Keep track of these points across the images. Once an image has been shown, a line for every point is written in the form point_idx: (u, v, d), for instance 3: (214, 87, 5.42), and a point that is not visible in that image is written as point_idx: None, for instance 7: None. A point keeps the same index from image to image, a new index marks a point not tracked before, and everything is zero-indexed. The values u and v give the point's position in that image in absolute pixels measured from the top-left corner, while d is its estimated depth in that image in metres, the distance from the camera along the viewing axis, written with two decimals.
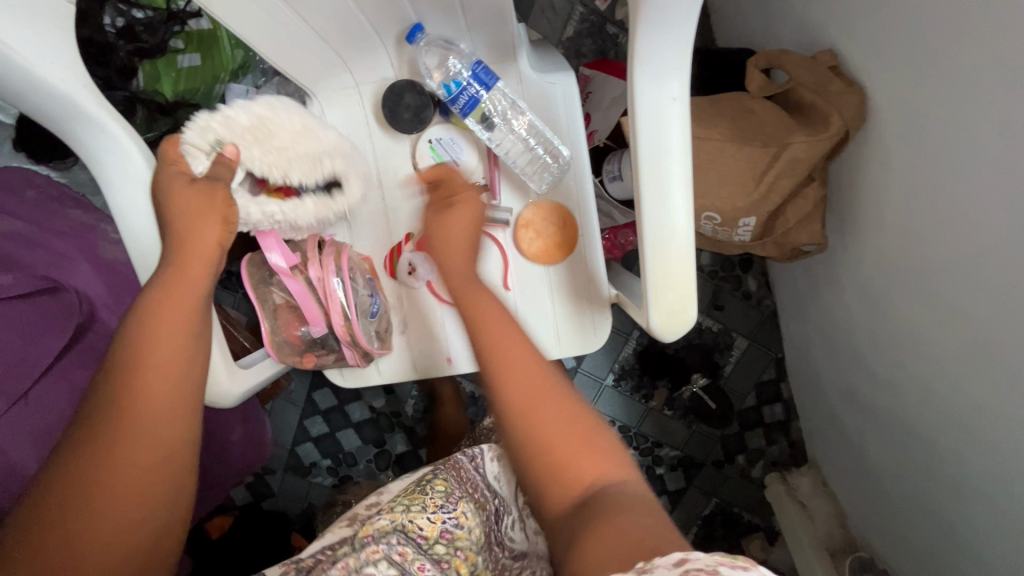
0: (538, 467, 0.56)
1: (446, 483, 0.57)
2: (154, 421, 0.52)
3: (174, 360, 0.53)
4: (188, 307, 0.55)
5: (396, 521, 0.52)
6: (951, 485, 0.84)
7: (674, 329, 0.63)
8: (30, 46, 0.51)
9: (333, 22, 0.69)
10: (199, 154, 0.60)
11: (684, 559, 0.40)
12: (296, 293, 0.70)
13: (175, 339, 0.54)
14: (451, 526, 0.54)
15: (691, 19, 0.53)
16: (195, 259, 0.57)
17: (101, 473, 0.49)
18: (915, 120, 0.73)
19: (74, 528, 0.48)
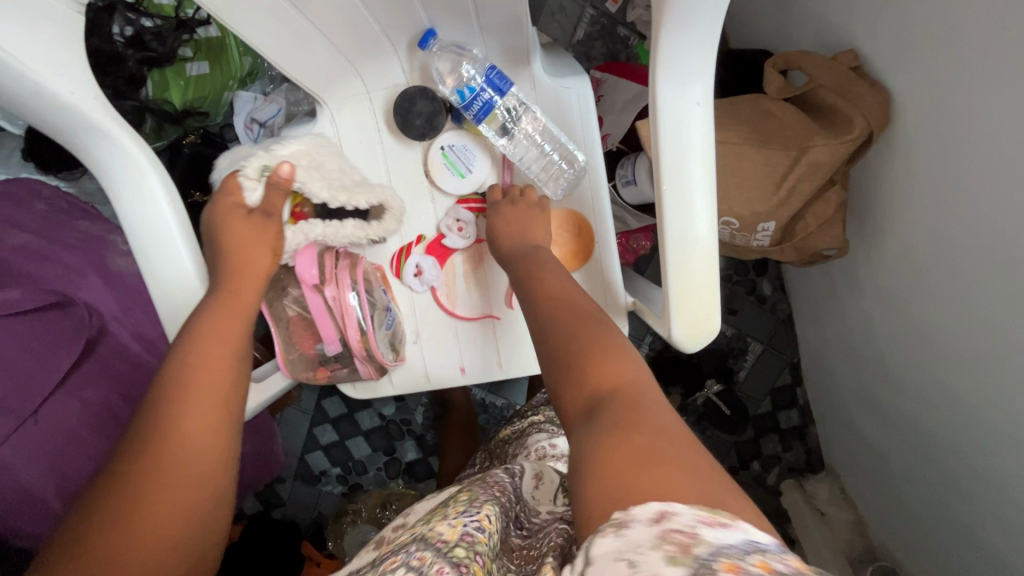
0: (574, 383, 0.51)
1: (471, 493, 0.54)
2: (202, 420, 0.51)
3: (224, 354, 0.55)
4: (238, 312, 0.58)
5: (416, 534, 0.49)
6: (977, 496, 0.81)
7: (697, 339, 0.61)
8: (38, 59, 0.49)
9: (345, 28, 0.68)
10: (252, 182, 0.64)
11: (665, 512, 0.33)
12: (313, 311, 0.69)
13: (225, 335, 0.56)
14: (472, 529, 0.49)
15: (716, 23, 0.51)
16: (239, 292, 0.60)
17: (129, 497, 0.45)
18: (940, 121, 0.71)
19: (122, 517, 0.44)
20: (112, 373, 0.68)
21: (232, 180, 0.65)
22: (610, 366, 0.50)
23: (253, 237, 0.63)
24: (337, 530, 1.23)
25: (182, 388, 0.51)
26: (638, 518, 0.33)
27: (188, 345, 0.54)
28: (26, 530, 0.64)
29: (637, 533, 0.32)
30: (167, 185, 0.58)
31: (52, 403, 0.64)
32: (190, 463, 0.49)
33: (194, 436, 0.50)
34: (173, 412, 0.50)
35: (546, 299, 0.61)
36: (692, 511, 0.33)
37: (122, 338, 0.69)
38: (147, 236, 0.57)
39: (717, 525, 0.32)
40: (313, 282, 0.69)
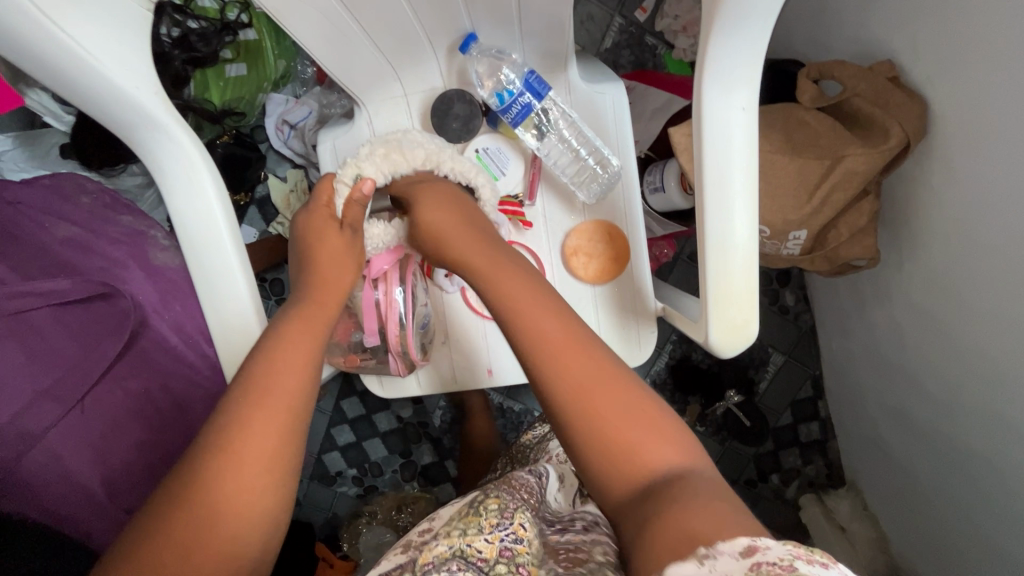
0: (598, 452, 0.49)
1: (499, 500, 0.51)
2: (272, 432, 0.50)
3: (299, 362, 0.54)
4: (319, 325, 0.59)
5: (454, 546, 0.48)
6: (1011, 516, 0.80)
7: (733, 345, 0.60)
8: (102, 52, 0.51)
9: (390, 29, 0.69)
10: (343, 187, 0.68)
11: (755, 547, 0.36)
12: (363, 304, 0.72)
13: (303, 346, 0.55)
14: (509, 542, 0.48)
15: (764, 29, 0.52)
16: (313, 319, 0.59)
17: (181, 547, 0.45)
18: (980, 131, 0.70)
19: (198, 523, 0.46)
20: (151, 365, 0.68)
21: (328, 188, 0.70)
22: (638, 425, 0.50)
23: (342, 258, 0.66)
24: (353, 531, 1.22)
25: (241, 433, 0.49)
26: (727, 553, 0.37)
27: (256, 384, 0.51)
28: (72, 520, 0.64)
29: (725, 564, 0.36)
30: (217, 180, 0.59)
31: (96, 392, 0.65)
32: (241, 517, 0.47)
33: (247, 491, 0.48)
34: (233, 450, 0.48)
35: (531, 346, 0.54)
36: (784, 544, 0.35)
37: (161, 330, 0.68)
38: (197, 229, 0.58)
39: (813, 561, 0.34)
40: (376, 274, 0.72)
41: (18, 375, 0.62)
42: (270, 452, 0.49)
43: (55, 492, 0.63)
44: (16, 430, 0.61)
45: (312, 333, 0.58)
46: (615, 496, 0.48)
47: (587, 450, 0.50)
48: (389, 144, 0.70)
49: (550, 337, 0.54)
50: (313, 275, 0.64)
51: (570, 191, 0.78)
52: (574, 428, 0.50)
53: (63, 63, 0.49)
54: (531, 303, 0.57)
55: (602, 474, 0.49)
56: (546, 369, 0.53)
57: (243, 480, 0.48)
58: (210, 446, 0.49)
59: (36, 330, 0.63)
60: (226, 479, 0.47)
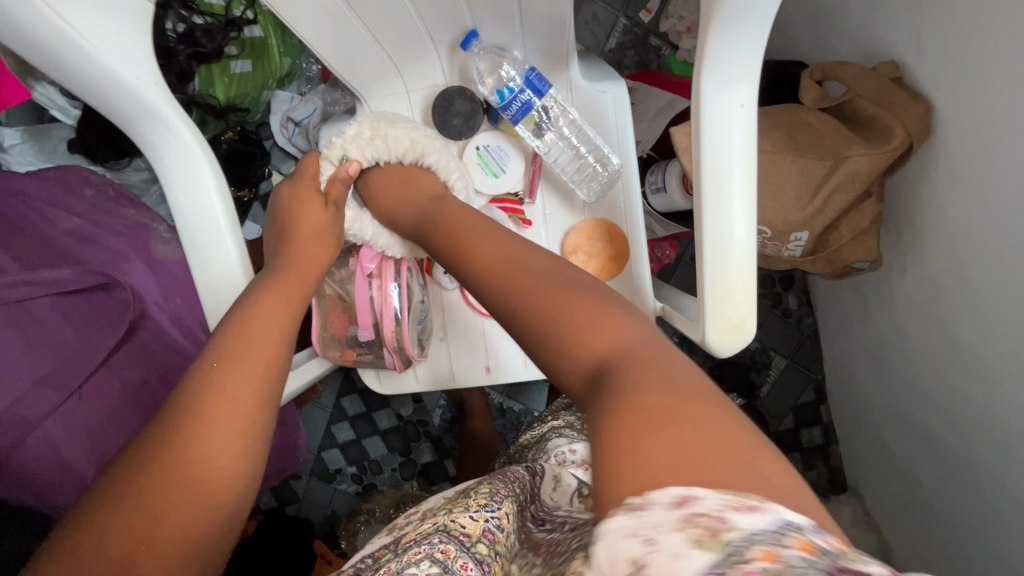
0: (547, 342, 0.49)
1: (490, 486, 0.53)
2: (244, 394, 0.50)
3: (275, 326, 0.56)
4: (296, 293, 0.61)
5: (438, 523, 0.48)
6: (1012, 524, 0.79)
7: (729, 343, 0.60)
8: (105, 44, 0.52)
9: (391, 25, 0.70)
10: (328, 165, 0.71)
11: (688, 496, 0.31)
12: (357, 297, 0.73)
13: (279, 312, 0.57)
14: (493, 524, 0.48)
15: (764, 24, 0.52)
16: (288, 285, 0.61)
17: (147, 514, 0.44)
18: (983, 133, 0.70)
19: (170, 480, 0.45)
20: (150, 356, 0.69)
21: (314, 161, 0.72)
22: (591, 313, 0.48)
23: (321, 231, 0.68)
24: (351, 529, 1.22)
25: (214, 398, 0.49)
26: (658, 503, 0.31)
27: (230, 350, 0.52)
28: (63, 505, 0.64)
29: (657, 515, 0.31)
30: (217, 173, 0.60)
31: (94, 381, 0.66)
32: (212, 484, 0.47)
33: (219, 451, 0.48)
34: (209, 409, 0.48)
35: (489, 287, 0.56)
36: (717, 494, 0.31)
37: (162, 322, 0.69)
38: (195, 221, 0.59)
39: (747, 509, 0.30)
40: (368, 270, 0.74)
41: (18, 363, 0.62)
42: (242, 421, 0.50)
43: (45, 480, 0.64)
44: (11, 417, 0.61)
45: (285, 305, 0.59)
46: (574, 375, 0.47)
47: (535, 342, 0.51)
48: (377, 128, 0.71)
49: (497, 263, 0.57)
50: (292, 250, 0.66)
51: (570, 189, 0.78)
52: (526, 339, 0.52)
53: (68, 55, 0.50)
54: (495, 246, 0.59)
55: (557, 361, 0.48)
56: (494, 294, 0.55)
57: (214, 446, 0.47)
58: (181, 414, 0.48)
59: (35, 317, 0.64)
60: (199, 444, 0.47)
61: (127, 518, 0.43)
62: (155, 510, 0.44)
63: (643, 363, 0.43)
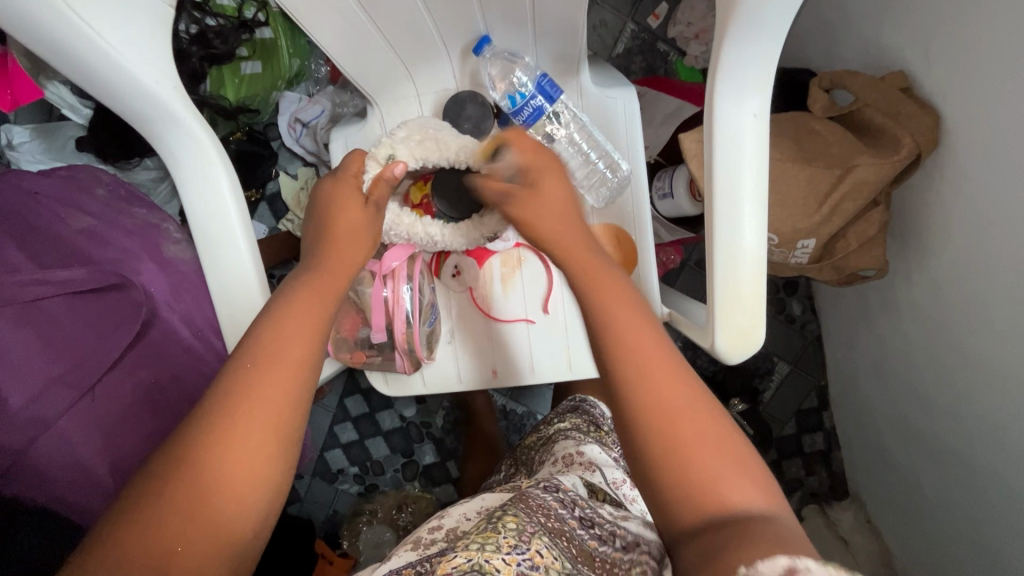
0: (667, 468, 0.46)
1: (517, 519, 0.50)
2: (275, 392, 0.51)
3: (307, 326, 0.56)
4: (328, 294, 0.60)
5: (473, 560, 0.46)
6: (1014, 533, 0.79)
7: (738, 351, 0.60)
8: (125, 46, 0.52)
9: (404, 29, 0.70)
10: (376, 164, 0.70)
11: (793, 566, 0.36)
12: (371, 299, 0.73)
13: (312, 313, 0.57)
14: (527, 566, 0.47)
15: (778, 36, 0.52)
16: (322, 288, 0.60)
17: (178, 513, 0.44)
18: (992, 144, 0.70)
19: (205, 481, 0.46)
20: (160, 356, 0.69)
21: (358, 160, 0.70)
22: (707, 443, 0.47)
23: (358, 230, 0.65)
24: (353, 529, 1.25)
25: (246, 398, 0.49)
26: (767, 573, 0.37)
27: (265, 349, 0.52)
28: (75, 506, 0.64)
29: None
30: (231, 176, 0.60)
31: (106, 381, 0.66)
32: (243, 484, 0.47)
33: (251, 452, 0.48)
34: (242, 408, 0.49)
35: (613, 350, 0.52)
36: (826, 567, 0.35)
37: (172, 321, 0.69)
38: (208, 222, 0.59)
39: None
40: (386, 270, 0.73)
41: (33, 364, 0.62)
42: (275, 421, 0.50)
43: (61, 479, 0.64)
44: (27, 416, 0.62)
45: (318, 305, 0.58)
46: (681, 517, 0.45)
47: (653, 460, 0.47)
48: (426, 133, 0.72)
49: (640, 350, 0.51)
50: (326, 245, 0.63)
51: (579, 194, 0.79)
52: (640, 437, 0.48)
53: (86, 55, 0.50)
54: (633, 319, 0.53)
55: (668, 496, 0.46)
56: (634, 384, 0.49)
57: (244, 449, 0.48)
58: (212, 414, 0.49)
59: (48, 316, 0.64)
60: (232, 443, 0.47)
61: (161, 516, 0.44)
62: (190, 512, 0.45)
63: (771, 528, 0.42)
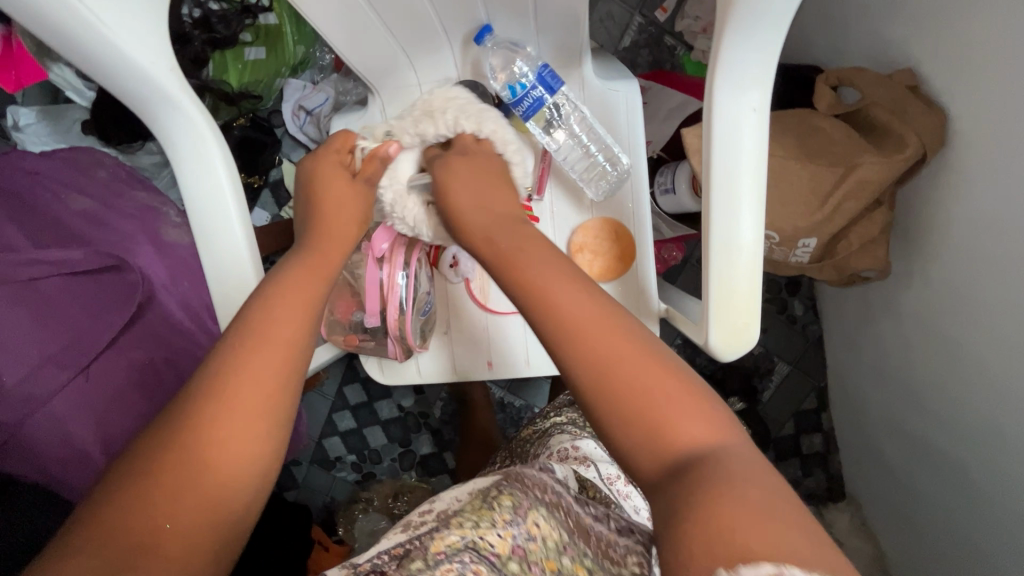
0: (631, 420, 0.47)
1: (513, 495, 0.50)
2: (264, 371, 0.51)
3: (299, 306, 0.56)
4: (320, 276, 0.61)
5: (467, 537, 0.46)
6: (1010, 541, 0.78)
7: (732, 348, 0.60)
8: (117, 27, 0.52)
9: (404, 15, 0.69)
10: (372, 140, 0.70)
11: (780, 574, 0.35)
12: (367, 282, 0.73)
13: (303, 292, 0.57)
14: (522, 540, 0.47)
15: (780, 29, 0.51)
16: (313, 268, 0.61)
17: (170, 490, 0.44)
18: (998, 146, 0.69)
19: (191, 459, 0.46)
20: (155, 338, 0.69)
21: (347, 138, 0.70)
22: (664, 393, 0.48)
23: (348, 203, 0.68)
24: (349, 516, 1.24)
25: (237, 374, 0.50)
26: None
27: (259, 331, 0.52)
28: (68, 482, 0.65)
29: None
30: (228, 161, 0.60)
31: (101, 360, 0.66)
32: (234, 462, 0.47)
33: (241, 430, 0.48)
34: (233, 384, 0.49)
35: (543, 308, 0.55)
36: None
37: (167, 304, 0.70)
38: (203, 205, 0.59)
39: None
40: (378, 253, 0.73)
41: (29, 341, 0.63)
42: (266, 398, 0.50)
43: (54, 457, 0.64)
44: (20, 394, 0.62)
45: (311, 285, 0.59)
46: (649, 472, 0.46)
47: (605, 410, 0.49)
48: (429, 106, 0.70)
49: (575, 318, 0.53)
50: (320, 227, 0.66)
51: (578, 187, 0.78)
52: (593, 398, 0.50)
53: (79, 35, 0.50)
54: (553, 278, 0.56)
55: (630, 444, 0.47)
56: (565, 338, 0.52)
57: (238, 427, 0.48)
58: (202, 392, 0.49)
59: (45, 297, 0.64)
60: (226, 425, 0.48)
61: (152, 489, 0.44)
62: (177, 489, 0.44)
63: (722, 458, 0.44)
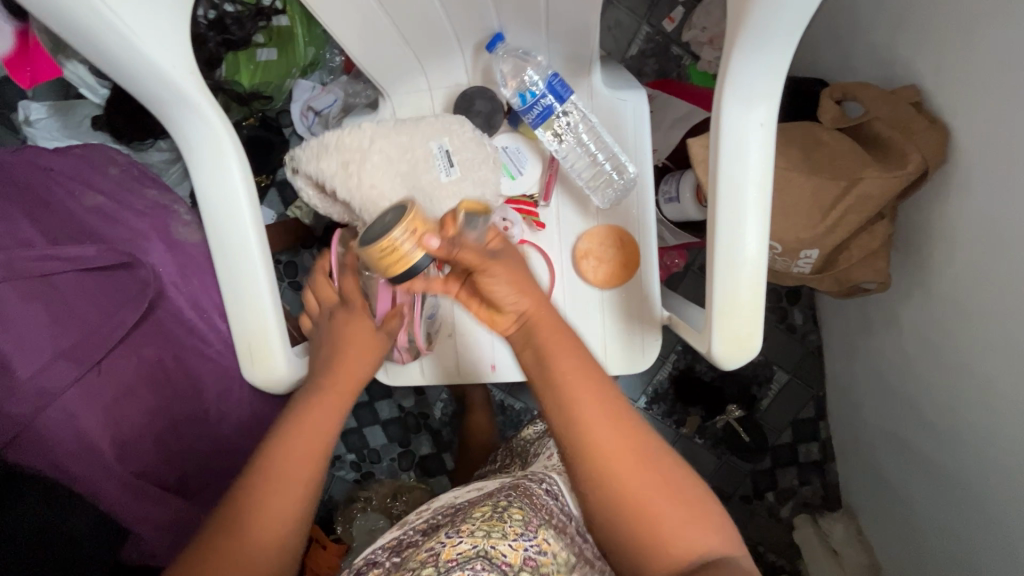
0: (622, 524, 0.49)
1: (522, 511, 0.53)
2: (289, 490, 0.53)
3: (326, 431, 0.56)
4: (351, 391, 0.60)
5: (479, 546, 0.49)
6: (1003, 553, 0.79)
7: (734, 357, 0.61)
8: (141, 28, 0.53)
9: (418, 23, 0.71)
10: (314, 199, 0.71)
11: None
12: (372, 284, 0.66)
13: (332, 413, 0.57)
14: (533, 553, 0.50)
15: (788, 47, 0.53)
16: (344, 387, 0.59)
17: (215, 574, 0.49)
18: (1001, 163, 0.70)
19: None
20: (165, 334, 0.70)
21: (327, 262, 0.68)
22: (657, 494, 0.49)
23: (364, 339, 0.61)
24: (348, 516, 1.23)
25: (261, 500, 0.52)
26: None
27: (292, 444, 0.54)
28: (77, 475, 0.65)
29: None
30: (242, 161, 0.61)
31: (113, 356, 0.67)
32: (262, 564, 0.51)
33: (260, 556, 0.51)
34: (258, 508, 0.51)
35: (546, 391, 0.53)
36: None
37: (179, 303, 0.71)
38: (219, 205, 0.60)
39: None
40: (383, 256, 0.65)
41: (42, 337, 0.64)
42: (285, 525, 0.52)
43: (65, 452, 0.65)
44: (33, 388, 0.62)
45: (340, 405, 0.58)
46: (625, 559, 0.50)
47: (607, 524, 0.50)
48: (322, 153, 0.67)
49: (594, 419, 0.51)
50: (335, 343, 0.61)
51: (585, 195, 0.79)
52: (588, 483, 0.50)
53: (105, 34, 0.51)
54: (569, 361, 0.53)
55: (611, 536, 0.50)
56: (562, 420, 0.51)
57: (255, 553, 0.51)
58: (231, 515, 0.52)
59: (58, 292, 0.65)
60: (256, 533, 0.51)
61: None
62: None
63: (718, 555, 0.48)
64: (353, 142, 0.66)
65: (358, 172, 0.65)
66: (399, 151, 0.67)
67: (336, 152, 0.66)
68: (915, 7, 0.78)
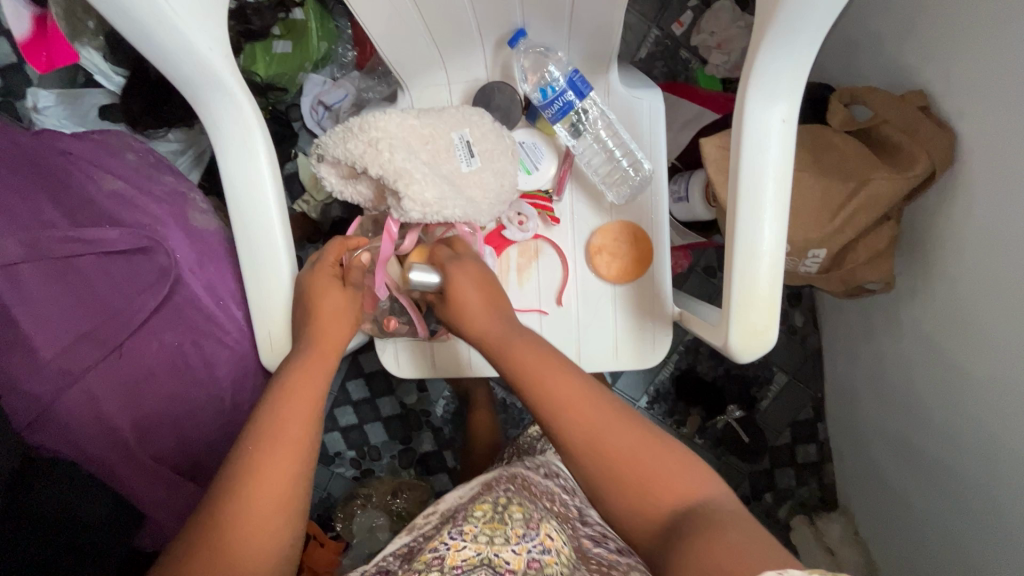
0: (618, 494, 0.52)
1: (523, 510, 0.54)
2: (284, 450, 0.53)
3: (310, 391, 0.56)
4: (332, 352, 0.61)
5: (482, 553, 0.49)
6: (999, 547, 0.81)
7: (750, 349, 0.62)
8: (180, 10, 0.53)
9: (444, 18, 0.72)
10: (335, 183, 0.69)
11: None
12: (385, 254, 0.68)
13: (314, 373, 0.58)
14: (537, 554, 0.50)
15: (813, 46, 0.54)
16: (321, 349, 0.60)
17: (224, 540, 0.49)
18: (1005, 165, 0.72)
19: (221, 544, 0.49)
20: (183, 320, 0.69)
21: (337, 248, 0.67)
22: (649, 455, 0.52)
23: (342, 310, 0.63)
24: (348, 513, 1.24)
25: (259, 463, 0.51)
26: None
27: (281, 403, 0.55)
28: (95, 456, 0.65)
29: None
30: (269, 146, 0.61)
31: (134, 340, 0.67)
32: (265, 523, 0.50)
33: (264, 517, 0.50)
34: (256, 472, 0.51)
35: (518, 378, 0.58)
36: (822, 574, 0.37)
37: (194, 288, 0.69)
38: (245, 188, 0.61)
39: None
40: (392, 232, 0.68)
41: (65, 317, 0.65)
42: (286, 485, 0.52)
43: (84, 433, 0.65)
44: (56, 368, 0.63)
45: (321, 365, 0.59)
46: (635, 529, 0.51)
47: (606, 491, 0.52)
48: (348, 136, 0.64)
49: (566, 398, 0.55)
50: (306, 309, 0.61)
51: (600, 190, 0.80)
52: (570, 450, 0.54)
53: (145, 16, 0.52)
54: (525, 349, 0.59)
55: (617, 507, 0.52)
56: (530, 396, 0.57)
57: (261, 518, 0.50)
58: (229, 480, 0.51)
59: (81, 275, 0.66)
60: (258, 496, 0.51)
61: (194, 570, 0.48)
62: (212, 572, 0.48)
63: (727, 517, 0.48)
64: (380, 127, 0.63)
65: (383, 159, 0.63)
66: (420, 140, 0.65)
67: (362, 135, 0.63)
68: (924, 13, 0.80)
